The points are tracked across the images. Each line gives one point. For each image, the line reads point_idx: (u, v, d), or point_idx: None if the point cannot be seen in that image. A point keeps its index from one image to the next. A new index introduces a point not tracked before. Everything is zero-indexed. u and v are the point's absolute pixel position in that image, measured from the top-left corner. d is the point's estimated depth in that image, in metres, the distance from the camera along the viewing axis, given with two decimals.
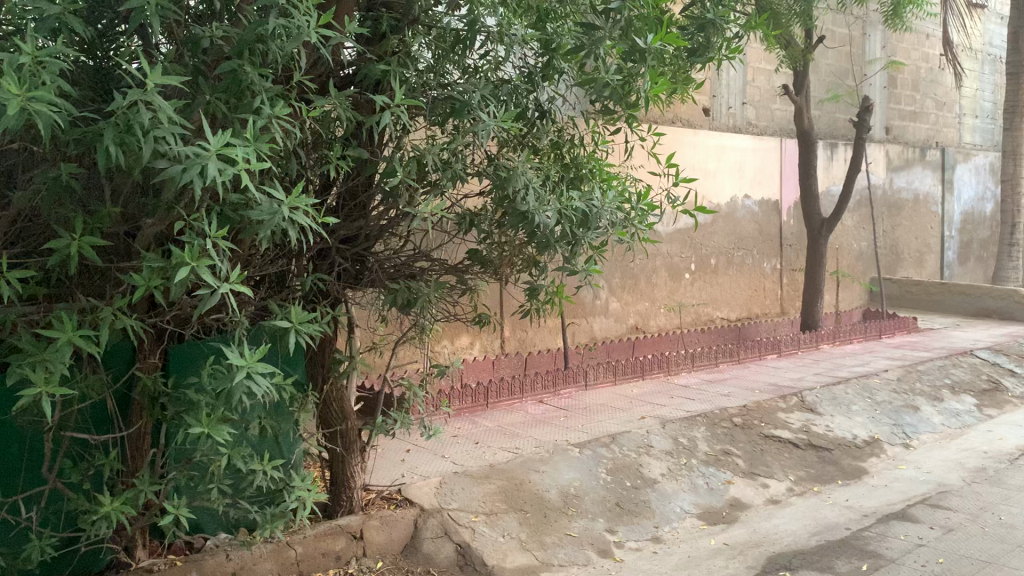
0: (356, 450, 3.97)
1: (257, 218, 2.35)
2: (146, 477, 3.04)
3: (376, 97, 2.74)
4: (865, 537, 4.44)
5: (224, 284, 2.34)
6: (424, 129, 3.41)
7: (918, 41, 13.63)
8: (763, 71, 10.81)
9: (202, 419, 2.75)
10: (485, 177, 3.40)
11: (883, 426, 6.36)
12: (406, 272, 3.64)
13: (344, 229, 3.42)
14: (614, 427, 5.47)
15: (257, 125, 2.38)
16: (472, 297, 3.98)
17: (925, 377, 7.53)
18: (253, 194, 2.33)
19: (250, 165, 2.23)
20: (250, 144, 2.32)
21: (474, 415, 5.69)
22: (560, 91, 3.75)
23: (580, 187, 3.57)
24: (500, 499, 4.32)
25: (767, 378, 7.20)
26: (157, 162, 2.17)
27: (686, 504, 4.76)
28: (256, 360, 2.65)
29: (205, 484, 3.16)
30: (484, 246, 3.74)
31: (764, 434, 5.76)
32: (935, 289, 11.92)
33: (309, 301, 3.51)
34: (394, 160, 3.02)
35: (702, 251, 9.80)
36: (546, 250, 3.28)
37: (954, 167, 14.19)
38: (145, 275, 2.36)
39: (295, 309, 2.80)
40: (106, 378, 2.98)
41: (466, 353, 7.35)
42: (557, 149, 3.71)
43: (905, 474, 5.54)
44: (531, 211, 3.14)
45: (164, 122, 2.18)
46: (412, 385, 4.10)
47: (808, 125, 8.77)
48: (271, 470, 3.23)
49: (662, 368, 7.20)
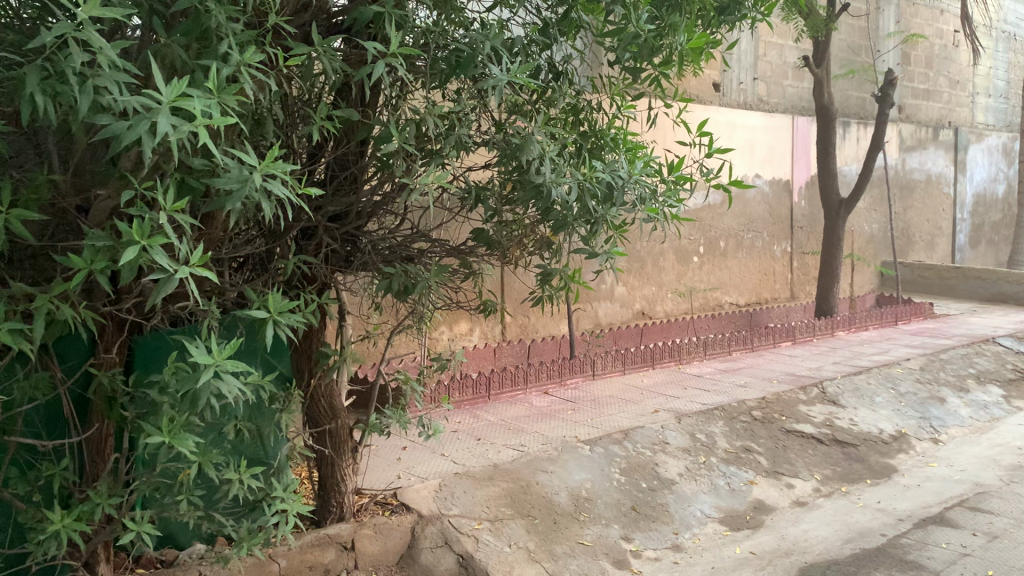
0: (347, 452, 3.58)
1: (223, 187, 1.93)
2: (105, 489, 2.62)
3: (367, 41, 2.22)
4: (904, 544, 4.08)
5: (183, 267, 1.90)
6: (424, 90, 2.96)
7: (932, 16, 13.13)
8: (775, 45, 10.34)
9: (163, 428, 2.27)
10: (494, 146, 2.98)
11: (909, 419, 5.99)
12: (403, 254, 3.23)
13: (332, 205, 2.99)
14: (627, 421, 5.08)
15: (223, 73, 1.89)
16: (477, 282, 3.57)
17: (949, 367, 7.16)
18: (217, 157, 1.90)
19: (211, 122, 1.77)
20: (214, 95, 1.84)
21: (475, 409, 5.29)
22: (578, 51, 3.33)
23: (602, 158, 3.15)
24: (504, 504, 3.92)
25: (783, 367, 6.81)
26: (98, 117, 1.73)
27: (708, 508, 4.39)
28: (226, 357, 2.21)
29: (173, 495, 2.73)
30: (491, 226, 3.33)
31: (786, 429, 5.40)
32: (950, 274, 11.54)
33: (294, 287, 3.09)
34: (390, 122, 2.59)
35: (711, 233, 9.38)
36: (562, 229, 2.87)
37: (967, 148, 13.75)
38: (88, 256, 1.89)
39: (274, 296, 2.37)
40: (56, 374, 2.57)
41: (465, 340, 6.97)
42: (575, 115, 3.31)
43: (937, 473, 5.18)
44: (547, 183, 2.75)
45: (105, 68, 1.74)
46: (408, 379, 3.70)
47: (828, 99, 8.33)
48: (250, 479, 2.81)
49: (673, 357, 6.82)
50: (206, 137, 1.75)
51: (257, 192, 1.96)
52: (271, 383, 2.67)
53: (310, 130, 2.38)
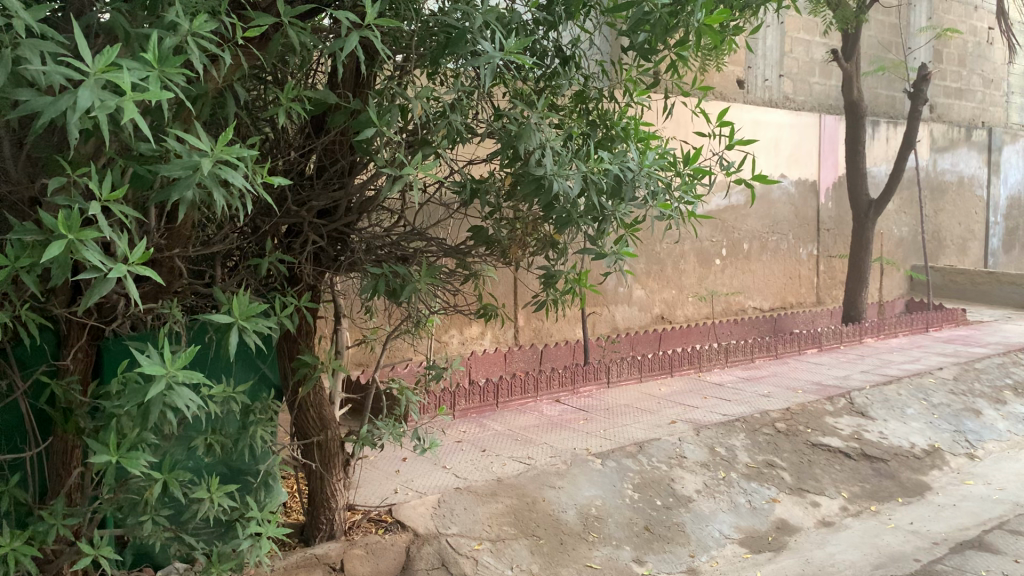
0: (338, 465, 3.34)
1: (168, 175, 1.70)
2: (60, 508, 2.38)
3: (337, 9, 1.94)
4: (940, 572, 3.76)
5: (120, 266, 1.66)
6: (416, 73, 2.69)
7: (966, 12, 12.67)
8: (801, 41, 9.98)
9: (109, 444, 2.06)
10: (494, 137, 2.70)
11: (943, 433, 5.64)
12: (396, 254, 2.96)
13: (318, 200, 2.72)
14: (641, 433, 4.79)
15: (166, 43, 1.65)
16: (477, 284, 3.29)
17: (985, 377, 6.78)
18: (159, 143, 1.66)
19: (143, 96, 1.52)
20: (153, 67, 1.60)
21: (481, 417, 5.03)
22: (588, 34, 3.06)
23: (612, 149, 2.87)
24: (507, 523, 3.66)
25: (809, 376, 6.47)
26: (17, 93, 1.50)
27: (727, 528, 4.09)
28: (179, 368, 1.99)
29: (137, 515, 2.48)
30: (492, 223, 3.05)
31: (811, 442, 5.08)
32: (983, 279, 11.10)
33: (275, 288, 2.85)
34: (370, 106, 2.31)
35: (735, 235, 9.04)
36: (566, 227, 2.58)
37: (1001, 148, 13.25)
38: (13, 252, 1.65)
39: (239, 299, 2.13)
40: (14, 380, 2.31)
41: (477, 344, 6.73)
42: (582, 104, 3.06)
43: (975, 492, 4.84)
44: (548, 176, 2.46)
45: (25, 35, 1.50)
46: (404, 388, 3.43)
47: (858, 94, 7.94)
48: (223, 497, 2.58)
49: (692, 364, 6.52)
50: (136, 113, 1.51)
51: (209, 180, 1.72)
52: (241, 395, 2.45)
53: (277, 113, 2.15)
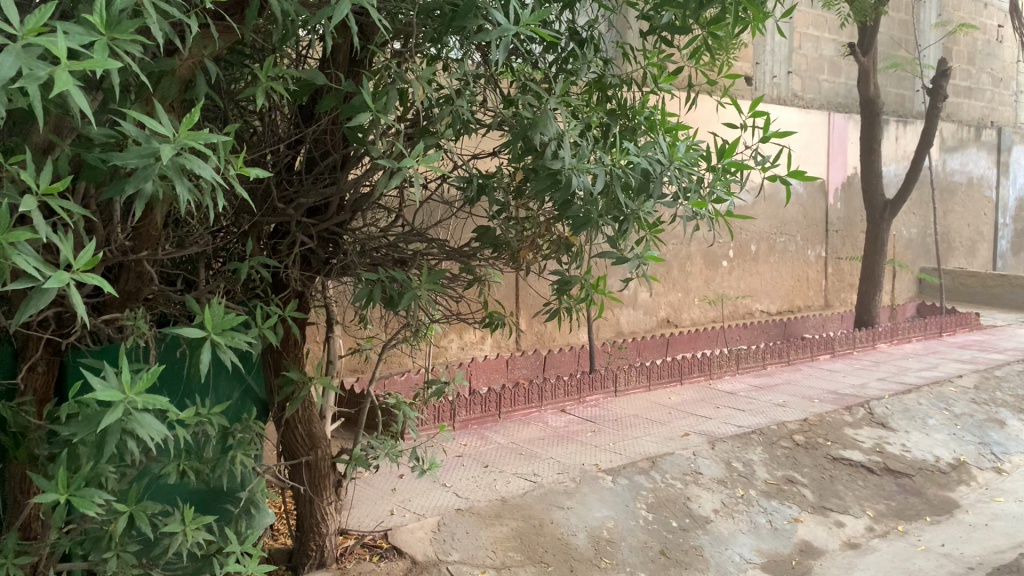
0: (330, 487, 3.05)
1: (122, 164, 1.41)
2: (11, 544, 2.03)
3: None
4: None
5: (59, 274, 1.36)
6: (418, 53, 2.39)
7: (975, 9, 12.41)
8: (810, 37, 9.69)
9: (59, 481, 1.77)
10: (505, 126, 2.40)
11: (968, 446, 5.37)
12: (393, 256, 2.66)
13: (306, 196, 2.44)
14: (653, 446, 4.51)
15: (119, 5, 1.36)
16: (481, 290, 2.99)
17: (1006, 386, 6.51)
18: (108, 125, 1.37)
19: (85, 64, 1.23)
20: (101, 34, 1.32)
21: (482, 429, 4.75)
22: (606, 15, 2.78)
23: (632, 140, 2.58)
24: (513, 548, 3.37)
25: (824, 384, 6.19)
26: None
27: (748, 551, 3.81)
28: (140, 392, 1.70)
29: (101, 550, 2.19)
30: (498, 223, 2.75)
31: (831, 456, 4.80)
32: (994, 282, 10.83)
33: (256, 294, 2.55)
34: (365, 87, 2.01)
35: (742, 236, 8.76)
36: (583, 229, 2.27)
37: (1010, 148, 13.02)
38: None
39: (213, 310, 1.84)
40: None
41: (476, 349, 6.45)
42: (599, 91, 2.77)
43: (1007, 510, 4.56)
44: (565, 169, 2.16)
45: None
46: (402, 402, 3.13)
47: (875, 90, 7.65)
48: (199, 531, 2.28)
49: (703, 371, 6.24)
50: (74, 85, 1.21)
51: (171, 171, 1.42)
52: (218, 418, 2.18)
53: (255, 94, 1.85)
